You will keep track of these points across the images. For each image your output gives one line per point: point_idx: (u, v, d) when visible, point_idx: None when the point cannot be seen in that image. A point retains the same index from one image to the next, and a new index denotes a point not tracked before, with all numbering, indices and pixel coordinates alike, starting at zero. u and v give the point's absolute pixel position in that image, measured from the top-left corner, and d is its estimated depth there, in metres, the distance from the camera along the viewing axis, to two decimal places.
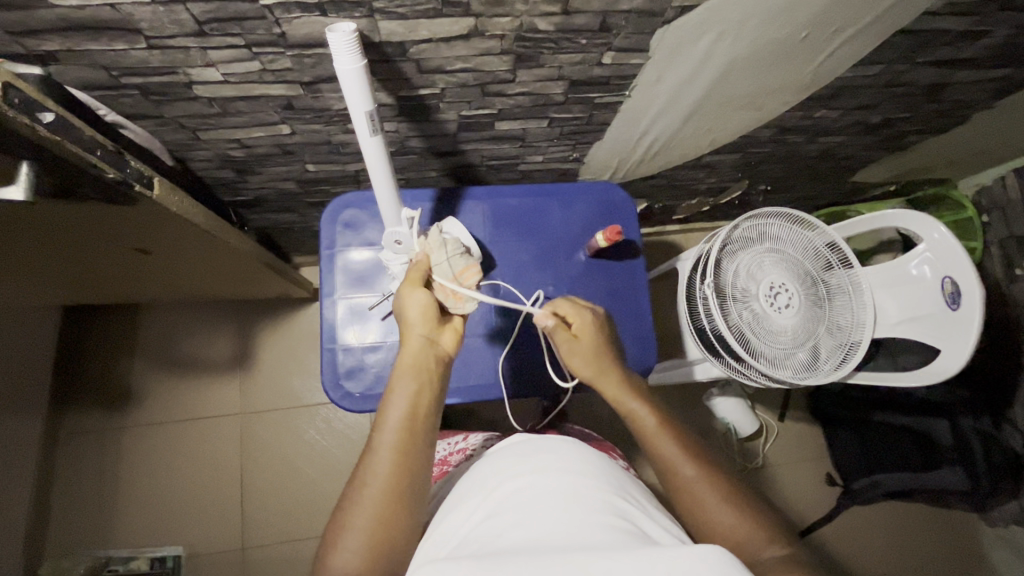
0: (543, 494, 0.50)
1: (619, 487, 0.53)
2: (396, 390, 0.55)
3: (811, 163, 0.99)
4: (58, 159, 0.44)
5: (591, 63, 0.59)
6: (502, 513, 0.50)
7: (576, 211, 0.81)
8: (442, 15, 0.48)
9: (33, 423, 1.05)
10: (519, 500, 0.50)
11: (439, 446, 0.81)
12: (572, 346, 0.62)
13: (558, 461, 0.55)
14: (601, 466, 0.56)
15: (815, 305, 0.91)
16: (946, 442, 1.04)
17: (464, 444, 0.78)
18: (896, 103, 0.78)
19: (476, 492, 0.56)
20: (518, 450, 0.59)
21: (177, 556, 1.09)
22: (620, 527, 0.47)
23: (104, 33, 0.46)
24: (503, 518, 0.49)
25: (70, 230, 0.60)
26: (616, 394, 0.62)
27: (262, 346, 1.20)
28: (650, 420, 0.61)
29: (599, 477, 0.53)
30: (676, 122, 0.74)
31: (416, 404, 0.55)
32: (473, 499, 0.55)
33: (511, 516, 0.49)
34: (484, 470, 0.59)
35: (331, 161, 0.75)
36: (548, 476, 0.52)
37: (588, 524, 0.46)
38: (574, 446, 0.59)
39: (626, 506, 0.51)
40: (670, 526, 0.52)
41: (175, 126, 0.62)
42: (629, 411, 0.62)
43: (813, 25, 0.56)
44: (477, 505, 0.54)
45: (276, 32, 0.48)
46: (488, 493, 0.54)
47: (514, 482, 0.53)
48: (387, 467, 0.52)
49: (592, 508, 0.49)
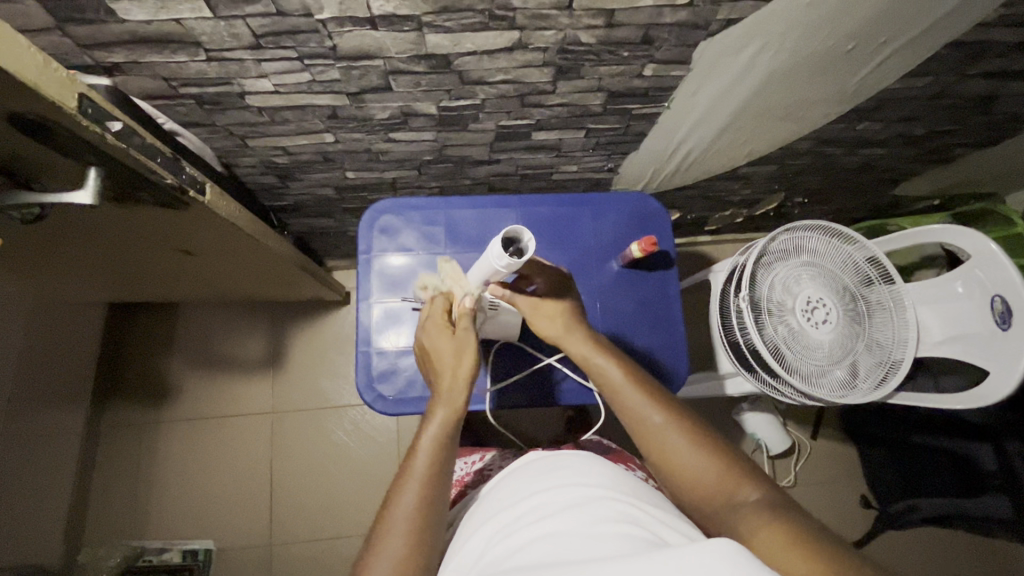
0: (559, 510, 0.50)
1: (637, 496, 0.52)
2: (432, 415, 0.57)
3: (851, 175, 0.97)
4: (122, 165, 0.47)
5: (630, 75, 0.59)
6: (523, 527, 0.50)
7: (610, 220, 0.81)
8: (486, 29, 0.49)
9: (77, 415, 1.10)
10: (536, 518, 0.50)
11: (455, 464, 0.79)
12: (537, 306, 0.66)
13: (576, 476, 0.55)
14: (622, 479, 0.55)
15: (853, 321, 0.89)
16: (989, 467, 0.97)
17: (481, 463, 0.77)
18: (944, 116, 0.76)
19: (495, 511, 0.56)
20: (537, 469, 0.59)
21: (207, 550, 1.12)
22: (634, 534, 0.46)
23: (167, 46, 0.48)
24: (519, 535, 0.49)
25: (125, 231, 0.62)
26: (582, 346, 0.64)
27: (295, 346, 1.23)
28: (617, 372, 0.61)
29: (618, 489, 0.52)
30: (714, 133, 0.73)
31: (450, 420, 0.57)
32: (492, 517, 0.55)
33: (529, 533, 0.48)
34: (505, 488, 0.59)
35: (371, 168, 0.77)
36: (566, 493, 0.52)
37: (609, 533, 0.46)
38: (590, 462, 0.58)
39: (643, 513, 0.49)
40: (684, 525, 0.50)
41: (226, 133, 0.64)
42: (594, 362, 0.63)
43: (860, 37, 0.55)
44: (499, 517, 0.54)
45: (327, 45, 0.50)
46: (505, 513, 0.54)
47: (531, 499, 0.53)
48: (418, 488, 0.52)
49: (609, 518, 0.48)
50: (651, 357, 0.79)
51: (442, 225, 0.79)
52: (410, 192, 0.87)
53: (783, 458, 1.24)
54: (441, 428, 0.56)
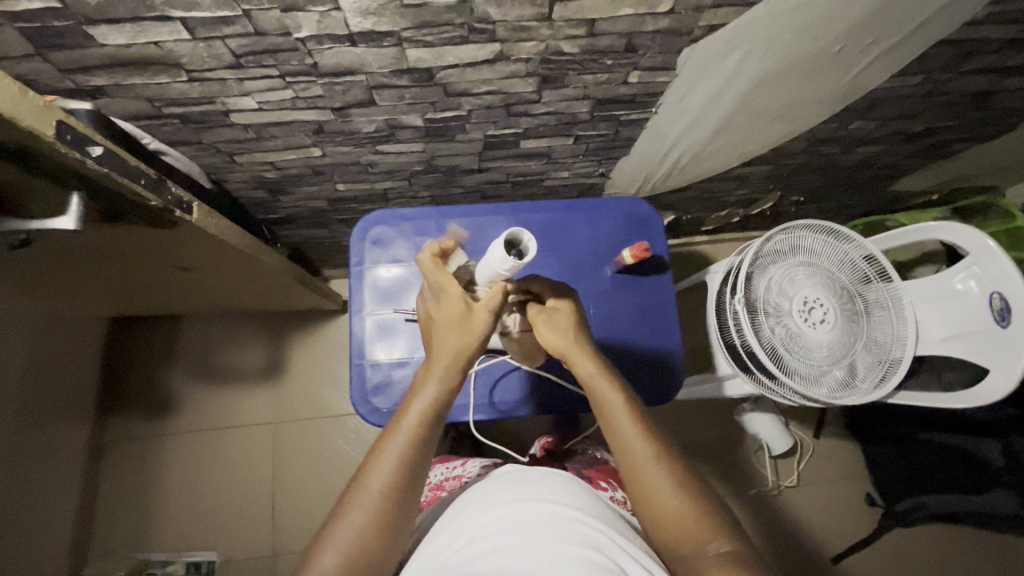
0: (522, 524, 0.50)
1: (602, 522, 0.52)
2: (425, 383, 0.53)
3: (847, 173, 0.96)
4: (105, 189, 0.47)
5: (616, 82, 0.58)
6: (487, 535, 0.50)
7: (603, 226, 0.81)
8: (468, 42, 0.49)
9: (79, 429, 1.10)
10: (498, 528, 0.50)
11: (438, 469, 0.80)
12: (549, 317, 0.59)
13: (546, 493, 0.55)
14: (590, 504, 0.55)
15: (851, 321, 0.88)
16: (995, 462, 0.98)
17: (460, 471, 0.78)
18: (938, 112, 0.75)
19: (461, 519, 0.56)
20: (507, 482, 0.59)
21: (211, 561, 1.12)
22: (592, 558, 0.45)
23: (149, 68, 0.48)
24: (479, 543, 0.49)
25: (114, 250, 0.62)
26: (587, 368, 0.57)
27: (294, 356, 1.23)
28: (618, 401, 0.56)
29: (586, 513, 0.53)
30: (706, 136, 0.72)
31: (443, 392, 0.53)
32: (458, 527, 0.55)
33: (489, 543, 0.49)
34: (472, 499, 0.59)
35: (361, 180, 0.77)
36: (532, 508, 0.52)
37: (568, 552, 0.46)
38: (564, 484, 0.58)
39: (606, 540, 0.49)
40: (644, 557, 0.49)
41: (214, 151, 0.64)
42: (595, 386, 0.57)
43: (847, 38, 0.55)
44: (464, 524, 0.54)
45: (309, 62, 0.50)
46: (469, 522, 0.54)
47: (498, 508, 0.54)
48: (391, 468, 0.50)
49: (570, 539, 0.48)
50: (647, 361, 0.78)
51: (434, 235, 0.79)
52: (402, 202, 0.87)
53: (785, 458, 1.23)
54: (428, 407, 0.52)
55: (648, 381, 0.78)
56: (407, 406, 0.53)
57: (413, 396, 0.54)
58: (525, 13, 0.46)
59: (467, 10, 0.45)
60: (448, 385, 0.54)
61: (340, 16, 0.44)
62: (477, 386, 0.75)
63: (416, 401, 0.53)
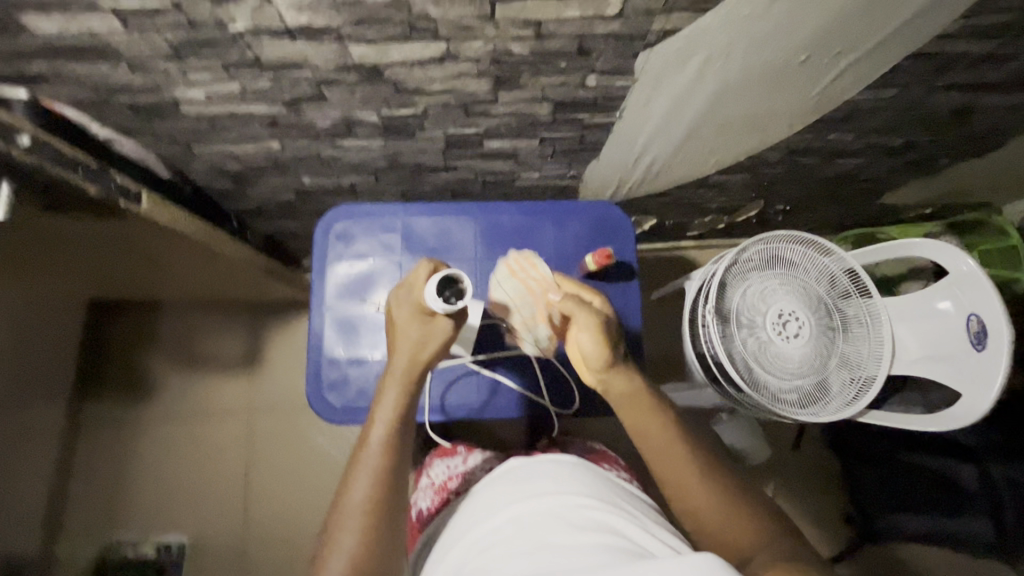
0: (536, 523, 0.50)
1: (618, 507, 0.53)
2: (386, 391, 0.56)
3: (831, 184, 0.93)
4: (37, 178, 0.46)
5: (574, 85, 0.57)
6: (503, 540, 0.49)
7: (571, 229, 0.79)
8: (411, 40, 0.48)
9: (56, 408, 1.12)
10: (516, 528, 0.50)
11: (437, 468, 0.75)
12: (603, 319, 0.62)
13: (553, 483, 0.55)
14: (599, 488, 0.56)
15: (825, 337, 0.86)
16: (971, 487, 0.97)
17: (463, 466, 0.73)
18: (921, 126, 0.73)
19: (472, 519, 0.55)
20: (512, 474, 0.59)
21: (182, 544, 1.13)
22: (613, 546, 0.46)
23: (87, 57, 0.48)
24: (501, 546, 0.49)
25: (67, 237, 0.62)
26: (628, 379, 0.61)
27: (272, 345, 1.24)
28: (653, 417, 0.59)
29: (598, 499, 0.53)
30: (675, 143, 0.70)
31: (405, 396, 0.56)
32: (471, 527, 0.54)
33: (513, 544, 0.48)
34: (481, 494, 0.59)
35: (326, 174, 0.76)
36: (545, 501, 0.52)
37: (589, 547, 0.46)
38: (571, 468, 0.58)
39: (624, 525, 0.50)
40: (671, 538, 0.52)
41: (170, 141, 0.63)
42: (634, 398, 0.60)
43: (812, 48, 0.53)
44: (475, 530, 0.53)
45: (250, 56, 0.49)
46: (485, 521, 0.53)
47: (509, 509, 0.53)
48: (371, 474, 0.51)
49: (590, 531, 0.49)
50: None
51: (399, 232, 0.78)
52: (372, 197, 0.86)
53: (762, 469, 1.21)
54: (393, 411, 0.55)
55: None
56: (371, 423, 0.55)
57: (376, 412, 0.55)
58: (466, 13, 0.45)
59: (405, 7, 0.43)
60: (405, 392, 0.56)
61: (273, 10, 0.43)
62: (435, 387, 0.74)
63: (379, 414, 0.55)
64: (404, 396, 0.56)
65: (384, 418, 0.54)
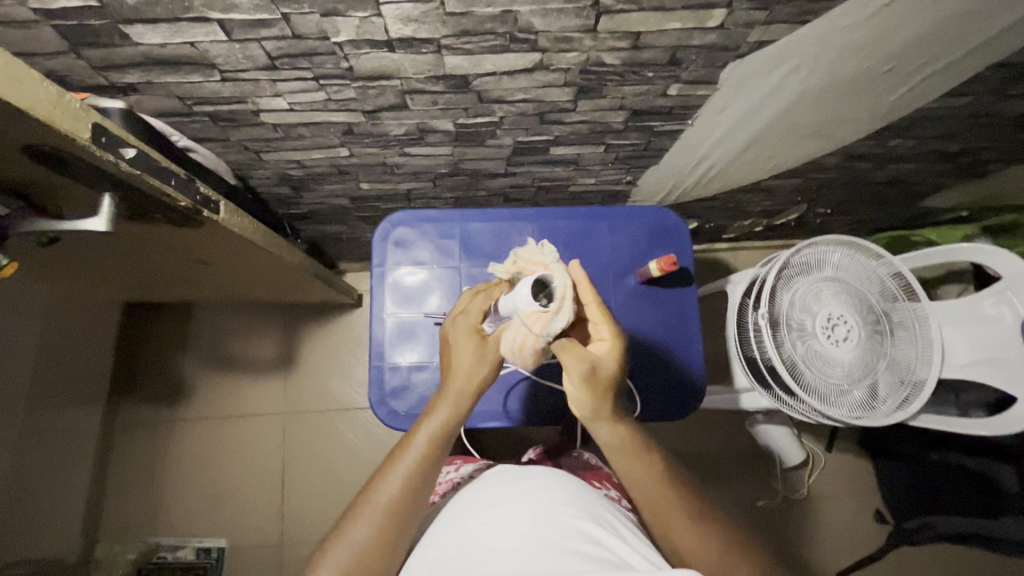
0: (512, 522, 0.48)
1: (601, 516, 0.51)
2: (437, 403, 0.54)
3: (877, 189, 0.94)
4: (135, 190, 0.46)
5: (655, 94, 0.57)
6: (475, 538, 0.48)
7: (627, 235, 0.79)
8: (507, 51, 0.47)
9: (94, 412, 1.11)
10: (496, 532, 0.48)
11: None
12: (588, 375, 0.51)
13: (541, 487, 0.53)
14: (587, 496, 0.53)
15: (875, 340, 0.86)
16: (1012, 488, 0.97)
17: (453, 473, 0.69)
18: (982, 133, 0.73)
19: (454, 517, 0.53)
20: (499, 477, 0.57)
21: (220, 548, 1.13)
22: (592, 555, 0.45)
23: (181, 67, 0.47)
24: (479, 549, 0.46)
25: (139, 245, 0.62)
26: (612, 432, 0.54)
27: (306, 348, 1.23)
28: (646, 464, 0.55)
29: (585, 508, 0.51)
30: (739, 148, 0.70)
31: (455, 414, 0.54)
32: (452, 524, 0.52)
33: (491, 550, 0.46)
34: (469, 493, 0.57)
35: (385, 180, 0.76)
36: (528, 503, 0.50)
37: (568, 553, 0.44)
38: (552, 471, 0.57)
39: (608, 537, 0.48)
40: (649, 551, 0.49)
41: (240, 148, 0.63)
42: (623, 446, 0.55)
43: (898, 58, 0.53)
44: (450, 526, 0.52)
45: (343, 67, 0.48)
46: (462, 517, 0.52)
47: (487, 507, 0.52)
48: (400, 483, 0.51)
49: (573, 539, 0.46)
50: (668, 374, 0.77)
51: (456, 238, 0.78)
52: (424, 202, 0.86)
53: (796, 471, 1.22)
54: (440, 426, 0.53)
55: (669, 394, 0.76)
56: (416, 429, 0.54)
57: (422, 422, 0.54)
58: (570, 24, 0.45)
59: (511, 19, 0.43)
60: (456, 412, 0.54)
61: (380, 23, 0.43)
62: (497, 393, 0.74)
63: (425, 424, 0.53)
64: (455, 414, 0.54)
65: (429, 430, 0.53)
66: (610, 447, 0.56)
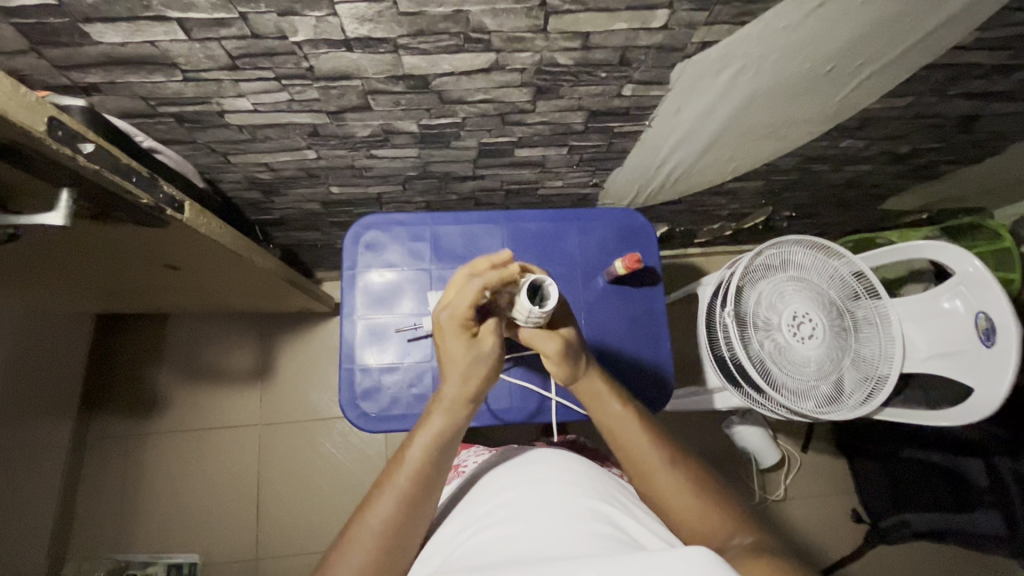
0: (525, 508, 0.50)
1: (607, 494, 0.53)
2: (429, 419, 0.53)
3: (837, 191, 0.97)
4: (96, 185, 0.47)
5: (610, 95, 0.59)
6: (490, 526, 0.50)
7: (596, 236, 0.81)
8: (463, 51, 0.49)
9: (64, 426, 1.09)
10: (506, 513, 0.50)
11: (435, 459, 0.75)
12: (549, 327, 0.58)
13: (548, 474, 0.55)
14: (593, 478, 0.56)
15: (840, 337, 0.87)
16: (981, 483, 0.97)
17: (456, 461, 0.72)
18: (928, 134, 0.76)
19: (470, 505, 0.56)
20: (510, 467, 0.59)
21: (193, 564, 1.11)
22: (605, 534, 0.46)
23: (144, 67, 0.48)
24: (492, 528, 0.49)
25: (105, 247, 0.62)
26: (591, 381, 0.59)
27: (283, 357, 1.23)
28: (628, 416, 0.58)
29: (591, 488, 0.53)
30: (698, 150, 0.73)
31: (447, 429, 0.52)
32: (468, 512, 0.55)
33: (503, 528, 0.48)
34: (481, 488, 0.59)
35: (356, 183, 0.77)
36: (540, 491, 0.52)
37: (581, 533, 0.46)
38: (565, 460, 0.59)
39: (616, 513, 0.50)
40: (658, 529, 0.51)
41: (207, 150, 0.64)
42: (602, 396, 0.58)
43: (838, 59, 0.56)
44: (467, 516, 0.54)
45: (304, 66, 0.50)
46: (478, 508, 0.54)
47: (501, 495, 0.54)
48: (391, 507, 0.50)
49: (584, 518, 0.48)
50: (639, 371, 0.78)
51: (427, 241, 0.79)
52: (396, 207, 0.87)
53: (773, 471, 1.23)
54: (433, 439, 0.52)
55: (639, 391, 0.77)
56: (409, 444, 0.52)
57: (417, 432, 0.53)
58: (521, 25, 0.47)
59: (463, 19, 0.45)
60: (453, 422, 0.52)
61: (336, 22, 0.45)
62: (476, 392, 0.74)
63: (419, 437, 0.52)
64: (450, 426, 0.52)
65: (423, 441, 0.51)
66: (588, 398, 0.59)
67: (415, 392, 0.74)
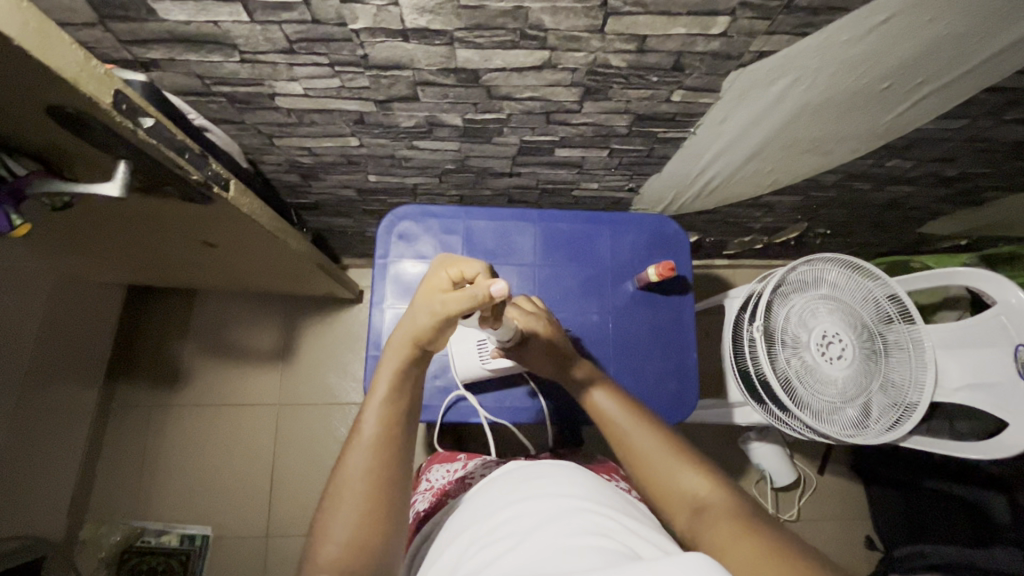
0: (524, 520, 0.50)
1: (610, 507, 0.51)
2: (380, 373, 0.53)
3: (877, 211, 0.95)
4: (151, 159, 0.47)
5: (659, 100, 0.58)
6: (492, 541, 0.49)
7: (629, 241, 0.81)
8: (517, 47, 0.49)
9: (91, 393, 1.12)
10: (508, 525, 0.50)
11: (437, 474, 0.74)
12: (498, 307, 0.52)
13: (550, 484, 0.54)
14: (599, 492, 0.54)
15: (870, 360, 0.84)
16: (1004, 520, 0.94)
17: (464, 472, 0.72)
18: (979, 158, 0.75)
19: (471, 519, 0.56)
20: (513, 477, 0.59)
21: (205, 536, 1.13)
22: (603, 541, 0.45)
23: (203, 46, 0.49)
24: (491, 548, 0.48)
25: (150, 221, 0.64)
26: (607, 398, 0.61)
27: (306, 341, 1.24)
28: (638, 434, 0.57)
29: (595, 501, 0.52)
30: (741, 160, 0.72)
31: (399, 379, 0.52)
32: (468, 531, 0.54)
33: (500, 544, 0.48)
34: (482, 498, 0.58)
35: (393, 173, 0.77)
36: (541, 503, 0.51)
37: (580, 542, 0.45)
38: (569, 471, 0.58)
39: (615, 523, 0.49)
40: (657, 537, 0.50)
41: (254, 131, 0.65)
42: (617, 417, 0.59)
43: (895, 76, 0.55)
44: (469, 532, 0.54)
45: (359, 54, 0.50)
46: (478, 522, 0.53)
47: (504, 509, 0.53)
48: (365, 452, 0.49)
49: (584, 525, 0.47)
50: (663, 381, 0.77)
51: (459, 234, 0.79)
52: (429, 199, 0.88)
53: (787, 492, 1.21)
54: (391, 386, 0.52)
55: (663, 402, 0.77)
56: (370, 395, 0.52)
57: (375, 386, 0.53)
58: (578, 24, 0.46)
59: (523, 15, 0.45)
60: (411, 354, 0.52)
61: (396, 12, 0.45)
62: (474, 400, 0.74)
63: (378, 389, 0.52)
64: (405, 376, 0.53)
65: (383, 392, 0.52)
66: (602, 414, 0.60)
67: (438, 384, 0.74)
